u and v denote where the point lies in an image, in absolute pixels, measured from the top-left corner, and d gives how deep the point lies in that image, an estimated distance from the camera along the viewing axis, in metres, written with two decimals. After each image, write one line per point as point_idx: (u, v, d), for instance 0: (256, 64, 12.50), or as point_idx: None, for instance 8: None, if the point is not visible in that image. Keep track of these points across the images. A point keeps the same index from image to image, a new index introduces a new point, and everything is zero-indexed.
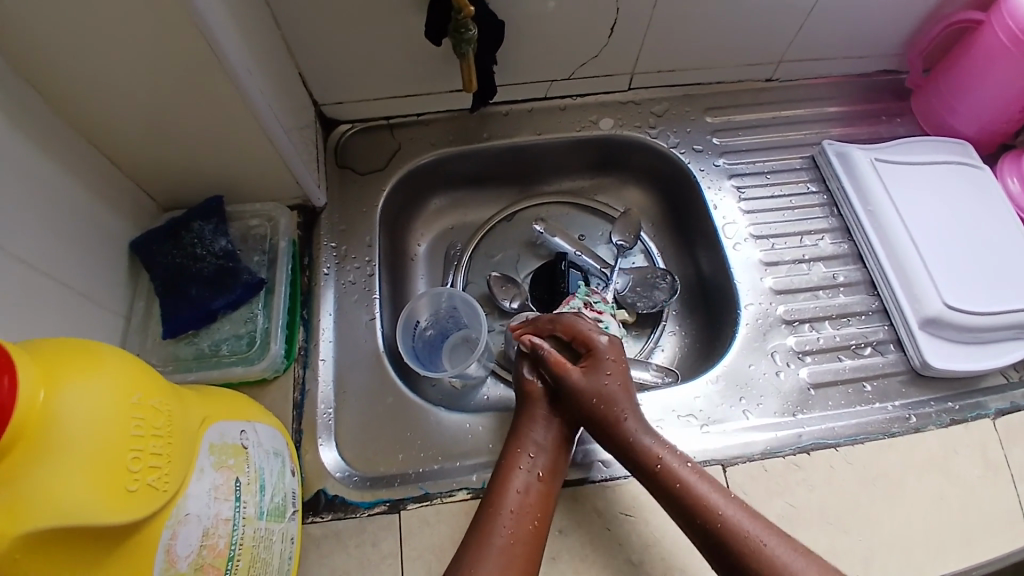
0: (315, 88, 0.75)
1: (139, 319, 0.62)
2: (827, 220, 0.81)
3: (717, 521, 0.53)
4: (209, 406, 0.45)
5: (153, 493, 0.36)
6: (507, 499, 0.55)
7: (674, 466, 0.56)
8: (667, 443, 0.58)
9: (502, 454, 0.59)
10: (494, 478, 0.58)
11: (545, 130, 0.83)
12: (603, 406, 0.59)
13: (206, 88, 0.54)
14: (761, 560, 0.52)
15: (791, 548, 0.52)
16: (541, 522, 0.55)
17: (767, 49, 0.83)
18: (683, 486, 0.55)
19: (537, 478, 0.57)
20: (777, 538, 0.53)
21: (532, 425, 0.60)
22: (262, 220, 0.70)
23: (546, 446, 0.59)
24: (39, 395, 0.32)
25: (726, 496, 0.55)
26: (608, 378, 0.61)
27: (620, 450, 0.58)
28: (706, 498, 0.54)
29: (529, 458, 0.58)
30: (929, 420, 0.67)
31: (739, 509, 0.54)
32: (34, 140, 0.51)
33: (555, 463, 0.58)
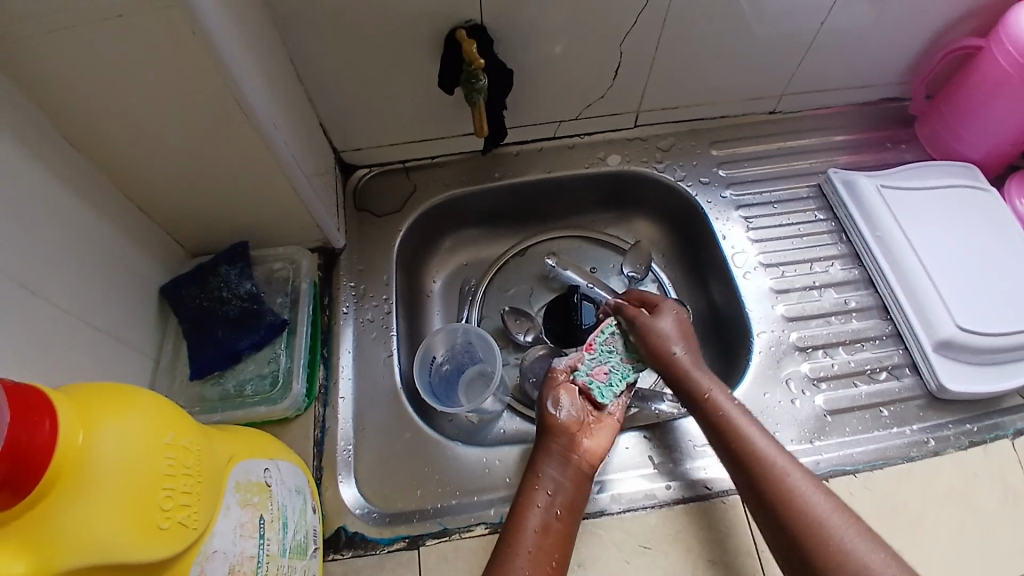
0: (334, 136, 0.79)
1: (167, 361, 0.64)
2: (836, 246, 0.81)
3: (748, 452, 0.57)
4: (234, 444, 0.46)
5: (183, 530, 0.37)
6: (525, 540, 0.55)
7: (720, 399, 0.61)
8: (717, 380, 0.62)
9: (519, 492, 0.59)
10: (510, 516, 0.58)
11: (554, 167, 0.86)
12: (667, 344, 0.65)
13: (232, 139, 0.58)
14: (783, 492, 0.54)
15: (815, 487, 0.54)
16: (558, 564, 0.55)
17: (770, 83, 0.86)
18: (723, 418, 0.59)
19: (554, 517, 0.57)
20: (804, 475, 0.55)
21: (549, 462, 0.60)
22: (285, 263, 0.73)
23: (564, 484, 0.59)
24: (78, 436, 0.33)
25: (761, 431, 0.58)
26: (671, 322, 0.67)
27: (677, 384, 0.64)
28: (741, 430, 0.58)
29: (547, 497, 0.58)
30: (948, 443, 0.67)
31: (772, 445, 0.57)
32: (73, 192, 0.55)
33: (574, 500, 0.58)
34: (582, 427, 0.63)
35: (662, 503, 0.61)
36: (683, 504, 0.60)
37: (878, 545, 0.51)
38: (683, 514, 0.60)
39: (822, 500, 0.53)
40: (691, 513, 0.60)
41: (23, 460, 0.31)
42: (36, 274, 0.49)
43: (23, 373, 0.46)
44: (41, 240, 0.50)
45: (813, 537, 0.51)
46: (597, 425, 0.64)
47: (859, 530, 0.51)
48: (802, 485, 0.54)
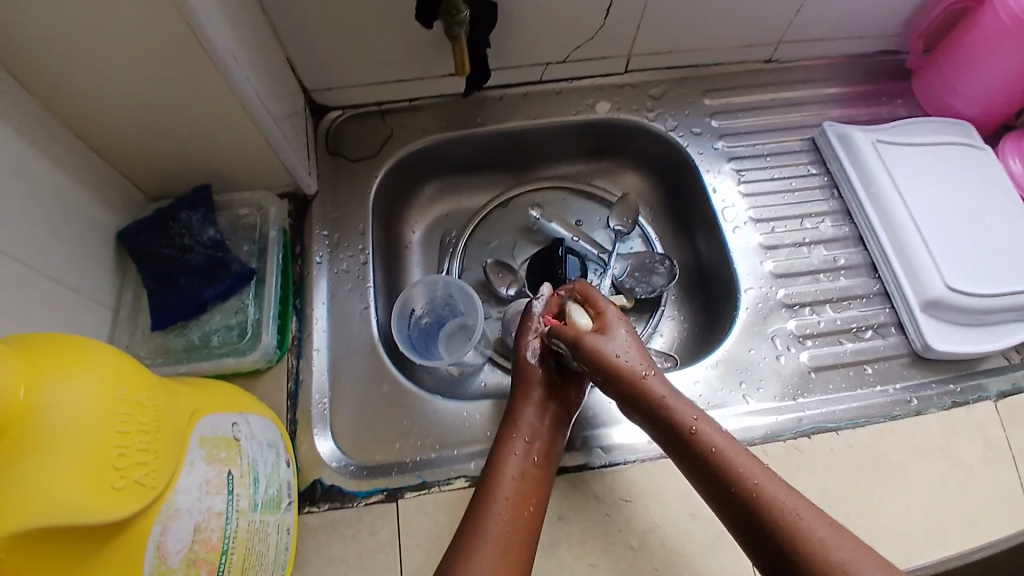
0: (304, 75, 0.73)
1: (127, 311, 0.60)
2: (827, 203, 0.80)
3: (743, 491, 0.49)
4: (199, 399, 0.44)
5: (141, 489, 0.34)
6: (501, 487, 0.55)
7: (704, 431, 0.53)
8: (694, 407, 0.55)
9: (496, 439, 0.59)
10: (488, 463, 0.57)
11: (540, 113, 0.82)
12: (623, 367, 0.58)
13: (193, 75, 0.53)
14: (804, 541, 0.45)
15: (829, 526, 0.46)
16: (535, 510, 0.54)
17: (767, 30, 0.81)
18: (714, 455, 0.52)
19: (531, 463, 0.57)
20: (814, 513, 0.47)
21: (527, 408, 0.60)
22: (252, 209, 0.68)
23: (541, 431, 0.59)
24: (19, 392, 0.31)
25: (755, 464, 0.51)
26: (622, 339, 0.60)
27: (647, 414, 0.56)
28: (738, 469, 0.50)
29: (524, 444, 0.58)
30: (931, 403, 0.67)
31: (773, 481, 0.49)
32: (16, 130, 0.50)
33: (550, 446, 0.59)
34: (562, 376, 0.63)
35: (645, 458, 0.60)
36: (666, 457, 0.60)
37: None
38: (666, 468, 0.59)
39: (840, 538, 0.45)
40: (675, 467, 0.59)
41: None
42: None
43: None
44: None
45: None
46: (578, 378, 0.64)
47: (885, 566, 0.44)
48: (820, 528, 0.46)
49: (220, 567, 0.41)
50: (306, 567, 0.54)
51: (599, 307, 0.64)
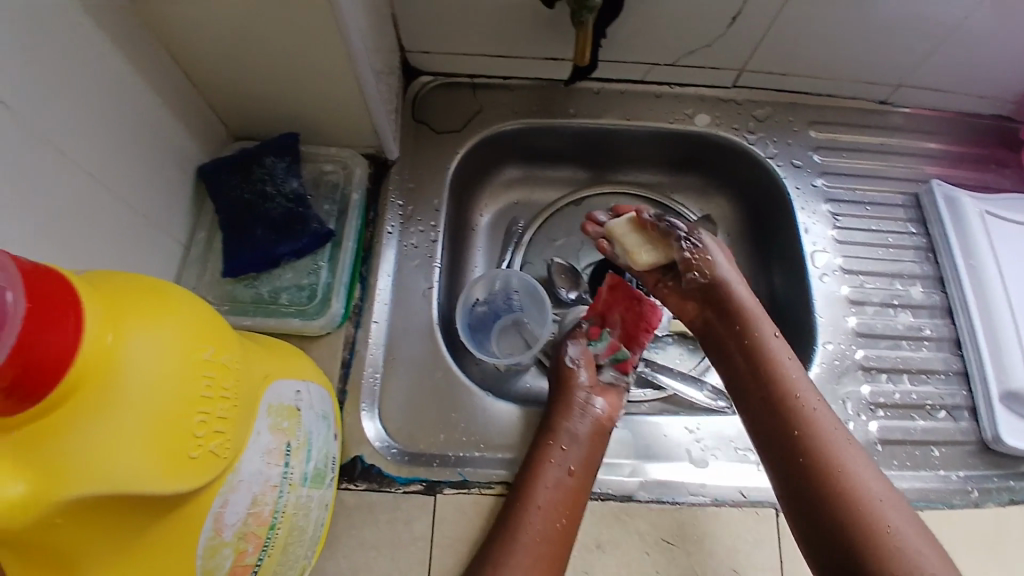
0: (405, 34, 0.70)
1: (197, 251, 0.59)
2: (920, 266, 0.75)
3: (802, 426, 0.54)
4: (270, 361, 0.42)
5: (214, 460, 0.32)
6: (536, 495, 0.54)
7: (780, 356, 0.58)
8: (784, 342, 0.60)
9: (533, 443, 0.58)
10: (523, 466, 0.57)
11: (634, 115, 0.78)
12: (731, 279, 0.61)
13: (302, 16, 0.50)
14: (842, 467, 0.52)
15: (863, 459, 0.53)
16: (568, 522, 0.54)
17: (891, 69, 0.76)
18: (782, 379, 0.57)
19: (568, 473, 0.56)
20: (854, 447, 0.53)
21: (567, 415, 0.59)
22: (336, 166, 0.66)
23: (580, 440, 0.58)
24: (107, 337, 0.28)
25: (820, 403, 0.56)
26: (722, 257, 0.63)
27: (731, 331, 0.61)
28: (800, 393, 0.56)
29: (561, 452, 0.57)
30: (990, 496, 0.64)
31: (826, 413, 0.56)
32: (112, 42, 0.48)
33: (589, 458, 0.57)
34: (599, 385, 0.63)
35: (694, 502, 0.58)
36: (714, 507, 0.57)
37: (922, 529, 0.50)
38: (713, 516, 0.57)
39: (881, 484, 0.52)
40: (721, 518, 0.57)
41: (29, 366, 0.26)
42: (59, 129, 0.43)
43: (26, 237, 0.40)
44: (68, 90, 0.44)
45: (862, 511, 0.50)
46: (615, 387, 0.64)
47: (904, 511, 0.50)
48: (857, 460, 0.53)
49: (266, 541, 0.39)
50: (335, 544, 0.53)
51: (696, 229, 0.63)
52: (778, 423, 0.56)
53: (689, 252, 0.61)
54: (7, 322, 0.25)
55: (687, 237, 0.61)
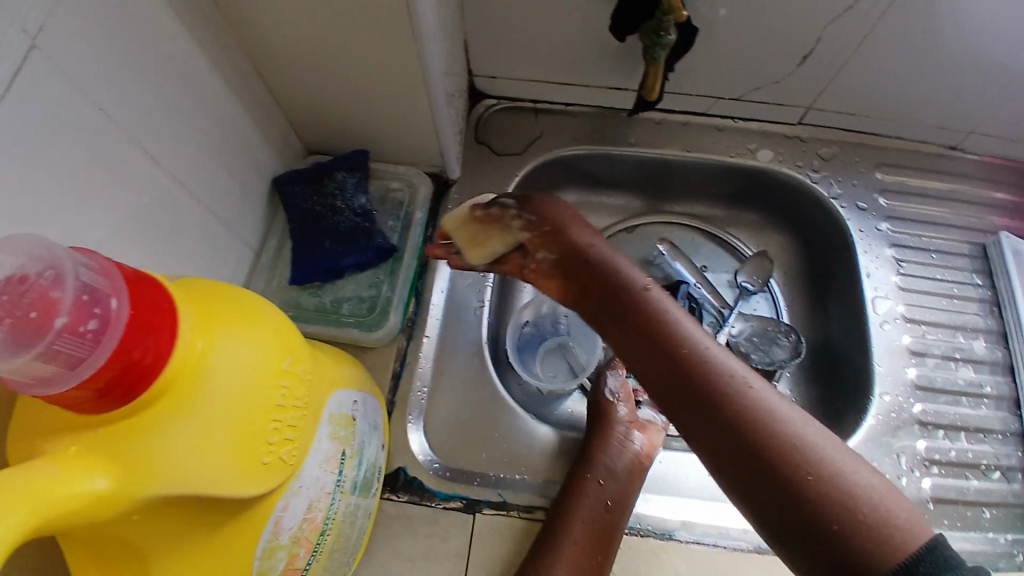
0: (474, 58, 0.72)
1: (267, 257, 0.62)
2: (984, 320, 0.73)
3: (704, 370, 0.42)
4: (334, 371, 0.43)
5: (281, 466, 0.34)
6: (571, 529, 0.54)
7: (657, 295, 0.48)
8: (637, 266, 0.51)
9: (569, 475, 0.58)
10: (559, 499, 0.56)
11: (695, 147, 0.78)
12: (576, 232, 0.53)
13: (386, 41, 0.52)
14: (754, 411, 0.40)
15: (776, 395, 0.41)
16: (603, 558, 0.53)
17: (965, 115, 0.74)
18: (663, 319, 0.46)
19: (604, 508, 0.55)
20: (763, 383, 0.42)
21: (605, 449, 0.58)
22: (402, 184, 0.68)
23: (618, 475, 0.57)
24: (197, 344, 0.30)
25: (700, 334, 0.45)
26: (563, 208, 0.55)
27: (591, 286, 0.50)
28: (688, 336, 0.44)
29: (598, 486, 0.56)
30: None
31: (719, 348, 0.44)
32: (209, 60, 0.51)
33: (625, 493, 0.57)
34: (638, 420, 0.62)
35: (735, 546, 0.56)
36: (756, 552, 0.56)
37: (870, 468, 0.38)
38: (752, 562, 0.56)
39: (804, 420, 0.40)
40: (761, 565, 0.55)
41: (128, 369, 0.27)
42: (157, 138, 0.46)
43: (121, 236, 0.44)
44: (166, 101, 0.47)
45: (791, 465, 0.37)
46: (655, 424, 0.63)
47: (843, 449, 0.39)
48: (771, 398, 0.40)
49: (315, 546, 0.41)
50: (375, 552, 0.54)
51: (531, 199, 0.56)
52: (666, 380, 0.43)
53: (524, 228, 0.55)
54: (110, 327, 0.27)
55: (519, 213, 0.55)
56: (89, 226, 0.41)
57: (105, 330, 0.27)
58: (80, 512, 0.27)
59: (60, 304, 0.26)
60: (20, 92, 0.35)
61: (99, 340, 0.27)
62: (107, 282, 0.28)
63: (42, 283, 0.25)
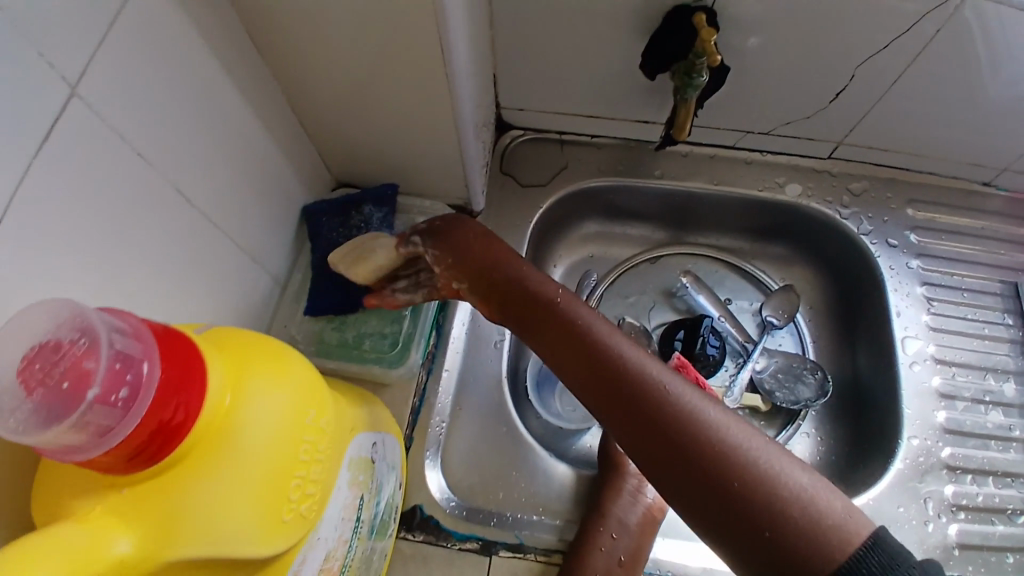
0: (502, 91, 0.72)
1: (293, 290, 0.62)
2: (1013, 361, 0.71)
3: (629, 393, 0.44)
4: (356, 415, 0.43)
5: (302, 522, 0.33)
6: None
7: (576, 305, 0.50)
8: (550, 277, 0.53)
9: (582, 527, 0.56)
10: (572, 552, 0.55)
11: (722, 180, 0.77)
12: (486, 248, 0.56)
13: (418, 79, 0.53)
14: (673, 414, 0.42)
15: (696, 393, 0.43)
16: None
17: (1002, 154, 0.72)
18: (584, 330, 0.48)
19: (618, 563, 0.54)
20: (683, 382, 0.44)
21: (617, 502, 0.57)
22: (429, 219, 0.68)
23: (629, 529, 0.56)
24: (225, 401, 0.30)
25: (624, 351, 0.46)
26: (473, 227, 0.58)
27: (514, 303, 0.53)
28: (612, 345, 0.47)
29: (611, 541, 0.55)
30: None
31: (638, 353, 0.46)
32: (245, 97, 0.52)
33: (639, 547, 0.56)
34: None
35: None
36: None
37: (786, 454, 0.40)
38: None
39: (726, 420, 0.41)
40: None
41: (160, 429, 0.27)
42: (192, 176, 0.47)
43: (154, 273, 0.44)
44: (202, 139, 0.48)
45: (713, 463, 0.40)
46: None
47: (761, 439, 0.41)
48: (691, 398, 0.43)
49: None
50: None
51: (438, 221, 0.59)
52: (596, 392, 0.46)
53: (436, 254, 0.58)
54: (140, 393, 0.27)
55: (432, 237, 0.58)
56: (124, 267, 0.41)
57: (136, 396, 0.27)
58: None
59: (94, 373, 0.26)
60: (64, 138, 0.35)
61: (130, 406, 0.27)
62: (140, 347, 0.28)
63: (76, 351, 0.26)
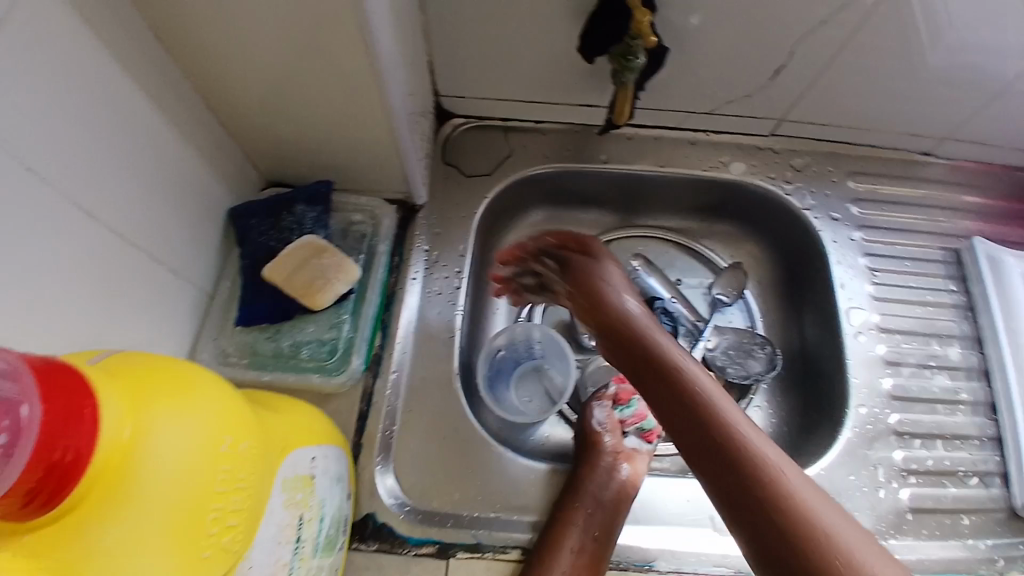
0: (439, 79, 0.70)
1: (222, 299, 0.59)
2: (958, 326, 0.73)
3: (744, 452, 0.41)
4: (288, 433, 0.41)
5: (225, 555, 0.31)
6: (558, 560, 0.53)
7: (669, 342, 0.49)
8: (651, 314, 0.52)
9: (557, 505, 0.57)
10: (546, 530, 0.55)
11: (667, 163, 0.76)
12: (608, 276, 0.55)
13: (344, 71, 0.50)
14: (758, 467, 0.40)
15: (782, 454, 0.41)
16: None
17: (939, 122, 0.73)
18: (674, 365, 0.47)
19: (591, 538, 0.55)
20: (768, 438, 0.42)
21: (592, 478, 0.58)
22: (365, 216, 0.66)
23: (603, 506, 0.57)
24: (124, 437, 0.28)
25: (751, 420, 0.43)
26: (617, 270, 0.56)
27: (609, 326, 0.52)
28: (701, 385, 0.45)
29: (586, 517, 0.56)
30: (1016, 564, 0.63)
31: (728, 399, 0.44)
32: (151, 99, 0.48)
33: (612, 523, 0.56)
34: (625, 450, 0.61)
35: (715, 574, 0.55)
36: None
37: (870, 540, 0.37)
38: None
39: (811, 490, 0.39)
40: None
41: (49, 471, 0.25)
42: (92, 188, 0.43)
43: (58, 297, 0.41)
44: (105, 147, 0.44)
45: (791, 527, 0.37)
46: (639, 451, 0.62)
47: (847, 518, 0.38)
48: (778, 458, 0.40)
49: None
50: None
51: (576, 241, 0.59)
52: (680, 424, 0.44)
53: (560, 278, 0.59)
54: (22, 437, 0.25)
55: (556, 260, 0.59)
56: (24, 293, 0.38)
57: (17, 442, 0.25)
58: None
59: None
60: None
61: (11, 453, 0.24)
62: (17, 387, 0.25)
63: None
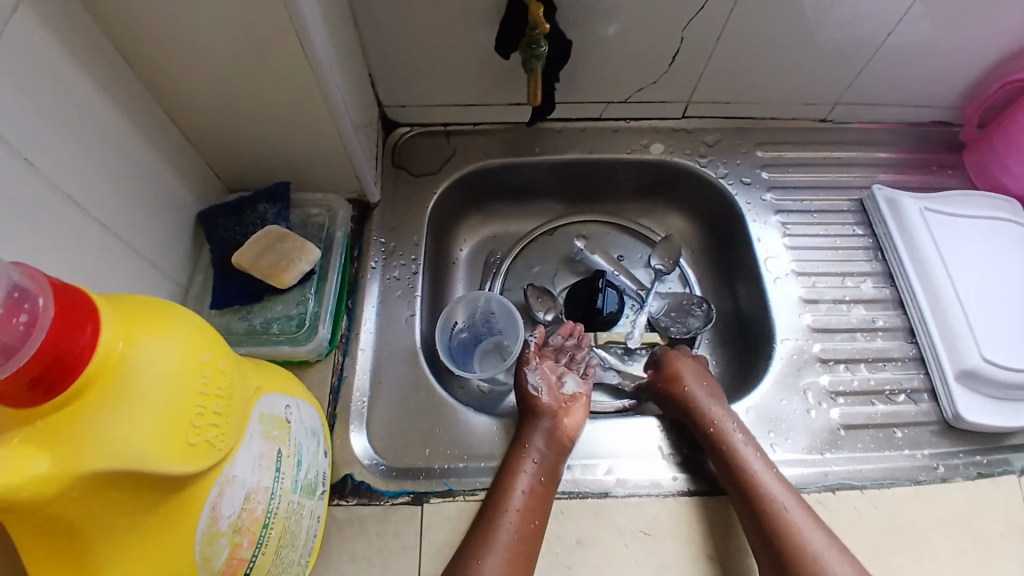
0: (381, 90, 0.78)
1: (196, 291, 0.65)
2: (870, 264, 0.81)
3: (758, 486, 0.59)
4: (261, 377, 0.47)
5: (210, 449, 0.37)
6: (512, 499, 0.58)
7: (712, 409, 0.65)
8: (709, 389, 0.67)
9: (507, 454, 0.62)
10: (499, 475, 0.60)
11: (595, 148, 0.85)
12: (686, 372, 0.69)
13: (291, 80, 0.57)
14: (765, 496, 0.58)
15: (786, 491, 0.59)
16: (541, 523, 0.57)
17: (826, 89, 0.84)
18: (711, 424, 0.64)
19: (539, 481, 0.59)
20: (775, 478, 0.60)
21: (534, 433, 0.63)
22: (322, 209, 0.73)
23: (547, 454, 0.61)
24: (118, 343, 0.33)
25: (765, 462, 0.61)
26: (688, 362, 0.71)
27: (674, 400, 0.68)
28: (733, 442, 0.62)
29: (533, 463, 0.60)
30: (956, 471, 0.68)
31: (750, 448, 0.62)
32: (125, 116, 0.55)
33: (554, 468, 0.61)
34: (563, 407, 0.66)
35: (667, 493, 0.61)
36: (684, 496, 0.61)
37: (830, 540, 0.56)
38: (688, 506, 0.60)
39: (801, 512, 0.58)
40: (694, 506, 0.60)
41: (57, 360, 0.31)
42: (76, 192, 0.49)
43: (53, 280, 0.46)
44: (88, 157, 0.51)
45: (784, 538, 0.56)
46: (574, 406, 0.67)
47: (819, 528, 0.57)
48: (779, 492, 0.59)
49: (260, 538, 0.43)
50: (328, 558, 0.56)
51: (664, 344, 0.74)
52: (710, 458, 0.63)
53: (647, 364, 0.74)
54: (38, 320, 0.31)
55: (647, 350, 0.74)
56: None
57: (34, 324, 0.31)
58: (24, 493, 0.30)
59: None
60: None
61: (30, 331, 0.31)
62: (34, 284, 0.32)
63: None
